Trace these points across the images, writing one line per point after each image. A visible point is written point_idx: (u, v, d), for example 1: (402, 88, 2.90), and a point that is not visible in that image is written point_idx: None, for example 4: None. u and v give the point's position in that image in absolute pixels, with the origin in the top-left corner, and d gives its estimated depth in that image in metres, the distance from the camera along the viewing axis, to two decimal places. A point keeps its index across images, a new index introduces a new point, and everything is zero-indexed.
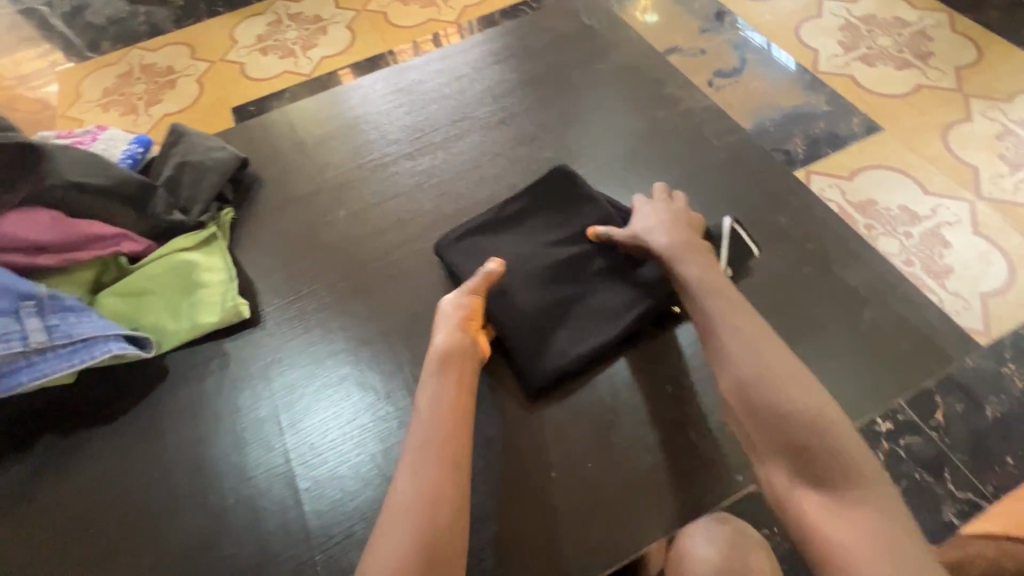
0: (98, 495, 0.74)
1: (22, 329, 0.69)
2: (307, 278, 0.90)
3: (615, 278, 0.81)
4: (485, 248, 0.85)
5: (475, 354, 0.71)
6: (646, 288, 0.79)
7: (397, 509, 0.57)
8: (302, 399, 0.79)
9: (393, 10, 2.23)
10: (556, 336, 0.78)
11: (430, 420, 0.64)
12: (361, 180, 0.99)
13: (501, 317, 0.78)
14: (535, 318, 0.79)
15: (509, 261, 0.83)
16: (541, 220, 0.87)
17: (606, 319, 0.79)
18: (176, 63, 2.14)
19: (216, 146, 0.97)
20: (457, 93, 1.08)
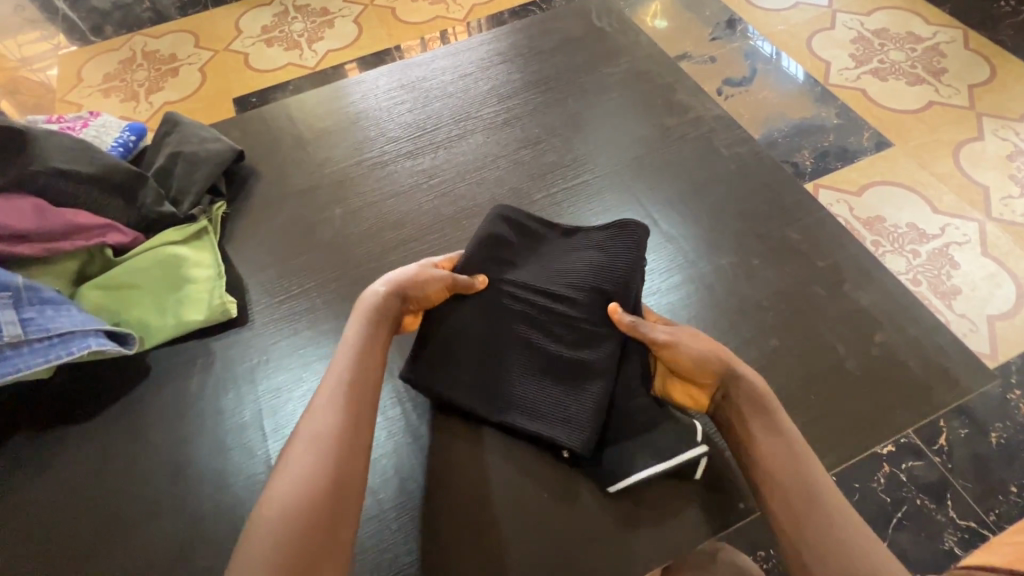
0: (70, 498, 0.71)
1: None
2: (298, 276, 0.87)
3: (580, 381, 0.70)
4: (500, 238, 0.77)
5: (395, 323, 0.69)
6: (586, 428, 0.67)
7: (310, 437, 0.57)
8: (289, 404, 0.76)
9: (401, 6, 2.20)
10: (464, 376, 0.72)
11: (357, 357, 0.63)
12: (358, 178, 0.96)
13: (460, 323, 0.73)
14: (499, 338, 0.73)
15: (506, 255, 0.77)
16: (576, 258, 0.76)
17: (533, 400, 0.71)
18: (179, 51, 2.11)
19: (211, 137, 0.94)
20: (462, 94, 1.05)
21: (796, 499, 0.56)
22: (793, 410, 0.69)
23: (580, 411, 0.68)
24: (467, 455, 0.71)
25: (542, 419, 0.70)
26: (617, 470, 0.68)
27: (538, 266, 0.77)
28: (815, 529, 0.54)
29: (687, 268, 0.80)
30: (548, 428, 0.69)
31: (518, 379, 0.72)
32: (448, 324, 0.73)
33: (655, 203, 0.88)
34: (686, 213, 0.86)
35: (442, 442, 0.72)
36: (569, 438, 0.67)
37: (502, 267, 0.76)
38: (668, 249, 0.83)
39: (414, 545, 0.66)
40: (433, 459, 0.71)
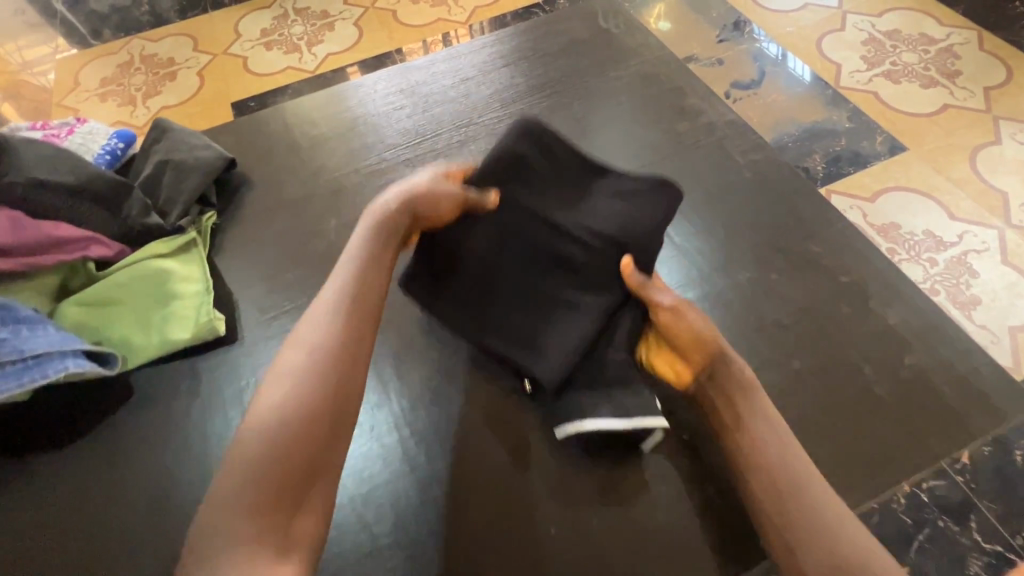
0: (44, 531, 0.66)
1: None
2: (291, 291, 0.83)
3: (572, 316, 0.68)
4: (529, 159, 0.71)
5: (403, 233, 0.66)
6: (559, 361, 0.66)
7: (306, 345, 0.56)
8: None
9: (402, 8, 2.17)
10: (458, 292, 0.70)
11: (360, 266, 0.61)
12: (355, 186, 0.92)
13: (465, 240, 0.70)
14: (502, 257, 0.70)
15: (530, 176, 0.71)
16: (602, 193, 0.72)
17: (520, 323, 0.69)
18: (177, 55, 2.08)
19: (201, 144, 0.90)
20: (464, 98, 1.01)
21: (780, 480, 0.55)
22: (818, 438, 0.64)
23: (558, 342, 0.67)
24: (469, 485, 0.67)
25: (519, 344, 0.69)
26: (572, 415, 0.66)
27: (560, 196, 0.72)
28: (791, 499, 0.53)
29: (701, 283, 0.76)
30: (521, 359, 0.68)
31: (511, 295, 0.70)
32: (456, 237, 0.70)
33: None
34: (700, 224, 0.82)
35: (441, 471, 0.68)
36: (542, 370, 0.67)
37: (523, 186, 0.71)
38: (681, 262, 0.78)
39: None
40: (432, 489, 0.67)
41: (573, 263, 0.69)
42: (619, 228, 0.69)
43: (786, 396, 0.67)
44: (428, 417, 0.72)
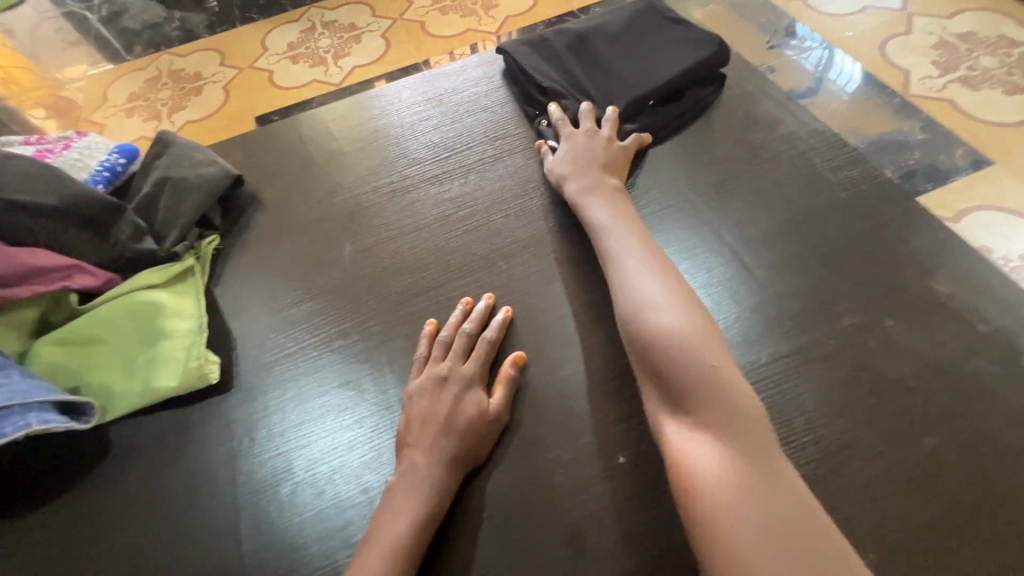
0: None
1: None
2: (297, 329, 0.71)
3: (632, 78, 0.81)
4: (645, 24, 0.87)
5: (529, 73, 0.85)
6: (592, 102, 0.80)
7: (411, 477, 0.54)
8: (272, 508, 0.58)
9: (431, 20, 2.11)
10: (563, 39, 0.87)
11: (408, 523, 0.51)
12: (375, 206, 0.81)
13: (569, 50, 0.86)
14: (591, 62, 0.85)
15: (636, 33, 0.86)
16: (688, 53, 0.83)
17: (596, 69, 0.84)
18: (204, 69, 2.04)
19: (205, 159, 0.80)
20: (497, 106, 0.90)
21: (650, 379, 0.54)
22: (969, 548, 0.49)
23: (601, 91, 0.82)
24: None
25: (558, 88, 0.83)
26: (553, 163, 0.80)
27: (663, 39, 0.85)
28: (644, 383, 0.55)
29: (795, 330, 0.61)
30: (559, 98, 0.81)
31: (581, 83, 0.83)
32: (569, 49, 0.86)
33: (745, 242, 0.69)
34: (788, 254, 0.67)
35: (470, 571, 0.53)
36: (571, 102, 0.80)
37: (629, 34, 0.86)
38: (767, 303, 0.63)
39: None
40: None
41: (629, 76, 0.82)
42: (697, 54, 0.82)
43: (919, 485, 0.52)
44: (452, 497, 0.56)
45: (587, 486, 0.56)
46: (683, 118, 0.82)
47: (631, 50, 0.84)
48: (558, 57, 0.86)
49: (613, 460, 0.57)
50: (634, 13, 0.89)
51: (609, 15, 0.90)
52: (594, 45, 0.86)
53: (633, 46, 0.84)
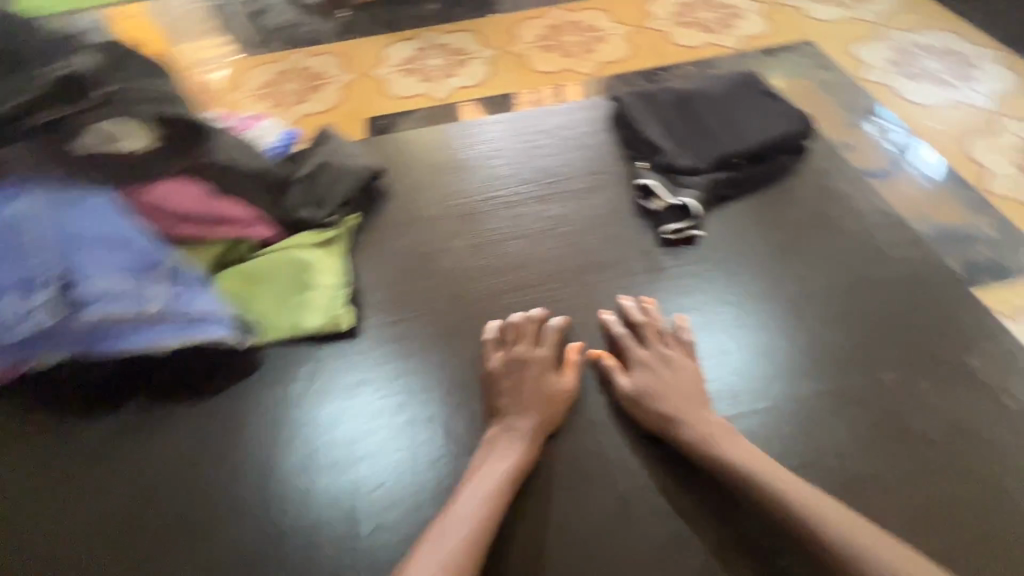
0: (160, 488, 0.70)
1: (145, 293, 0.72)
2: (411, 300, 0.86)
3: (725, 138, 0.95)
4: (743, 94, 1.01)
5: (633, 122, 1.02)
6: (687, 152, 0.94)
7: (502, 429, 0.68)
8: (372, 464, 0.71)
9: (534, 57, 2.32)
10: (668, 99, 1.03)
11: (496, 463, 0.64)
12: (486, 212, 0.96)
13: (671, 108, 1.02)
14: (690, 119, 0.99)
15: (734, 101, 1.00)
16: (777, 124, 0.95)
17: (694, 126, 0.98)
18: (328, 70, 2.32)
19: (357, 155, 1.00)
20: (598, 147, 1.04)
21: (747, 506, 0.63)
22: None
23: (696, 143, 0.95)
24: (567, 539, 0.63)
25: (659, 136, 0.97)
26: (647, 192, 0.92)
27: (758, 109, 0.98)
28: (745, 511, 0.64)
29: (837, 376, 0.71)
30: (659, 142, 0.96)
31: (680, 135, 0.98)
32: (672, 107, 1.02)
33: (803, 295, 0.79)
34: (840, 311, 0.77)
35: (535, 514, 0.65)
36: (668, 149, 0.94)
37: (728, 101, 1.00)
38: (815, 349, 0.74)
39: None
40: (525, 535, 0.63)
41: (722, 135, 0.95)
42: (785, 127, 0.95)
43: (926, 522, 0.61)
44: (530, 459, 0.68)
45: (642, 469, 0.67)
46: (765, 177, 0.94)
47: (727, 115, 0.98)
48: (663, 111, 1.02)
49: (665, 453, 0.68)
50: (734, 84, 1.03)
51: (712, 82, 1.05)
52: (695, 106, 1.01)
53: (729, 112, 0.99)
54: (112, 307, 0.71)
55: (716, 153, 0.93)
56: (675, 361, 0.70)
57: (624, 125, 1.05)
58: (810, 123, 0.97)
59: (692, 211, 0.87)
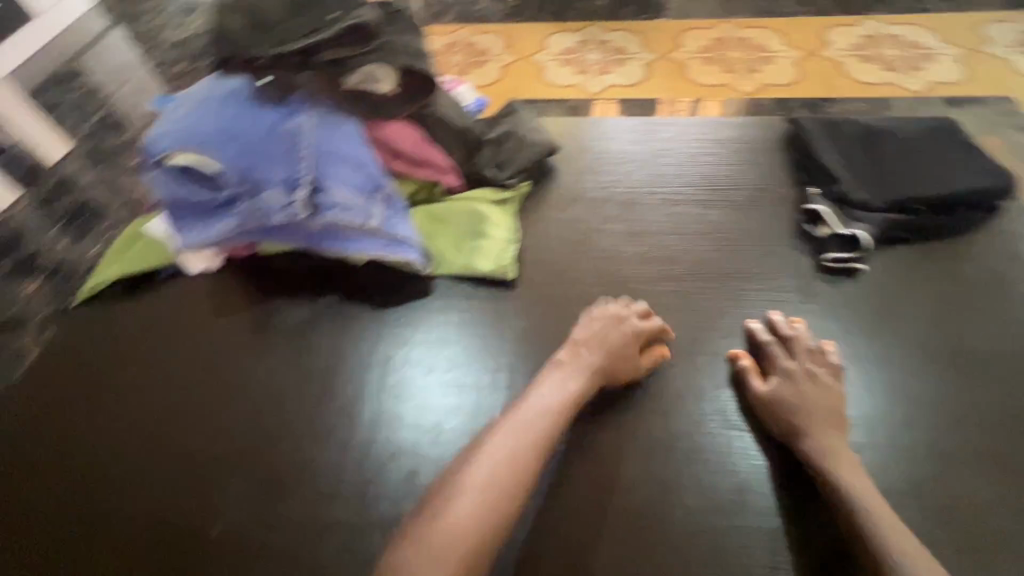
0: (344, 369, 0.85)
1: (367, 209, 0.85)
2: (566, 265, 0.94)
3: (910, 179, 0.93)
4: (936, 140, 0.98)
5: (810, 146, 1.02)
6: (866, 185, 0.93)
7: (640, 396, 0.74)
8: (514, 402, 0.80)
9: (693, 66, 2.32)
10: (852, 131, 1.02)
11: None
12: (648, 203, 1.02)
13: (855, 140, 1.01)
14: (873, 154, 0.98)
15: (925, 145, 0.98)
16: (970, 177, 0.93)
17: (876, 161, 0.97)
18: (492, 49, 2.47)
19: (539, 129, 1.09)
20: (767, 166, 1.06)
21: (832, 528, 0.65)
22: None
23: (877, 178, 0.94)
24: (684, 508, 0.69)
25: (837, 165, 0.97)
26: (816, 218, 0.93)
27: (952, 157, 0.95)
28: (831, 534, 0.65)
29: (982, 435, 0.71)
30: (837, 171, 0.96)
31: (860, 168, 0.97)
32: (856, 140, 1.01)
33: (950, 353, 0.80)
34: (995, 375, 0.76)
35: (655, 477, 0.71)
36: (847, 179, 0.94)
37: (918, 145, 0.98)
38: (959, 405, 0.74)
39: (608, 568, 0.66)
40: (645, 492, 0.70)
41: (908, 176, 0.94)
42: (979, 181, 0.92)
43: None
44: (659, 429, 0.75)
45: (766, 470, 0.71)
46: (942, 228, 0.92)
47: (915, 157, 0.96)
48: (846, 142, 1.01)
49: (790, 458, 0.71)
50: (927, 129, 1.01)
51: (903, 123, 1.03)
52: (881, 143, 1.00)
53: (918, 154, 0.97)
54: (344, 216, 0.83)
55: (898, 192, 0.92)
56: (822, 379, 0.72)
57: (799, 147, 1.06)
58: (1007, 181, 0.93)
59: (861, 243, 0.89)
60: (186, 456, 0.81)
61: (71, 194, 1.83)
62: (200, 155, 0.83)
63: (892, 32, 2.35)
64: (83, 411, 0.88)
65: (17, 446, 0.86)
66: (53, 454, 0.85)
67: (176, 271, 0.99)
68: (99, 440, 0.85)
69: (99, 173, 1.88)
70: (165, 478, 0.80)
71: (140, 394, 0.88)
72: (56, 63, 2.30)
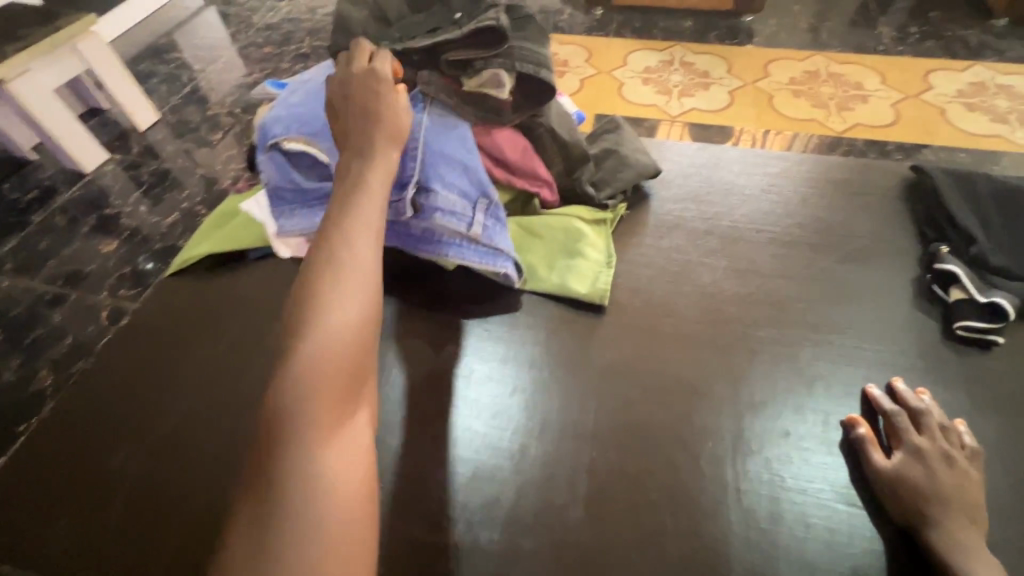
0: (423, 376, 0.81)
1: (470, 217, 0.82)
2: (662, 295, 0.89)
3: None
4: None
5: (943, 197, 0.94)
6: (1005, 251, 0.85)
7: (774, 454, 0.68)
8: (599, 436, 0.75)
9: (781, 97, 2.23)
10: (994, 185, 0.93)
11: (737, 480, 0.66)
12: (752, 241, 0.96)
13: (997, 196, 0.92)
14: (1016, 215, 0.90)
15: None
16: None
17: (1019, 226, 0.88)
18: (572, 60, 2.44)
19: (642, 150, 1.05)
20: (886, 214, 0.99)
21: None
22: None
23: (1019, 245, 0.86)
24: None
25: (974, 222, 0.89)
26: (951, 277, 0.84)
27: None
28: None
29: None
30: (974, 228, 0.87)
31: (999, 229, 0.88)
32: (998, 196, 0.92)
33: None
34: None
35: (755, 544, 0.65)
36: (985, 240, 0.85)
37: None
38: None
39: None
40: (747, 561, 0.64)
41: None
42: None
43: None
44: (763, 492, 0.69)
45: (894, 562, 0.62)
46: None
47: None
48: (983, 198, 0.92)
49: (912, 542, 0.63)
50: None
51: None
52: None
53: None
54: (446, 222, 0.82)
55: None
56: (960, 463, 0.64)
57: (925, 198, 0.98)
58: None
59: (1001, 312, 0.79)
60: None
61: (156, 162, 1.90)
62: (310, 144, 0.83)
63: (1004, 82, 2.19)
64: (141, 388, 0.89)
65: (100, 410, 0.87)
66: (133, 425, 0.85)
67: (268, 252, 1.00)
68: (178, 418, 0.85)
69: (184, 144, 1.95)
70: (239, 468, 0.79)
71: (196, 377, 0.89)
72: (156, 37, 2.41)
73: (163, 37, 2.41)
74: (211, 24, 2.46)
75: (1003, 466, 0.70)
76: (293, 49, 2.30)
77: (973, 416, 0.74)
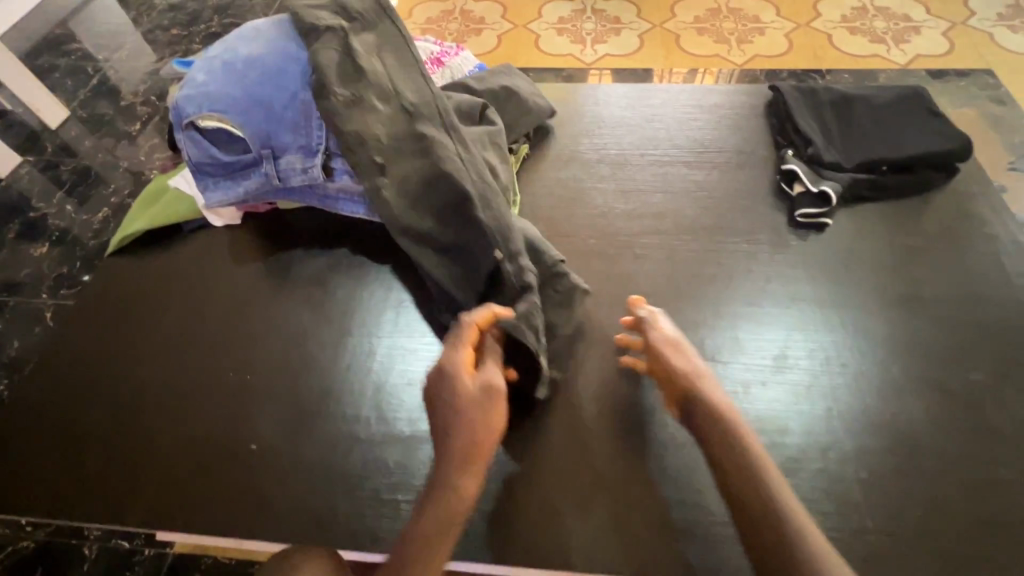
0: (366, 306, 0.96)
1: None
2: (560, 220, 1.03)
3: (880, 144, 1.01)
4: (908, 106, 1.07)
5: (792, 109, 1.10)
6: (836, 147, 1.02)
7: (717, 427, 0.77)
8: None
9: (686, 36, 2.36)
10: (832, 96, 1.10)
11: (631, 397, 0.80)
12: (637, 165, 1.10)
13: (834, 105, 1.09)
14: (847, 119, 1.06)
15: (895, 112, 1.06)
16: (932, 140, 1.01)
17: (849, 126, 1.05)
18: (489, 17, 2.49)
19: (539, 95, 1.16)
20: (749, 130, 1.15)
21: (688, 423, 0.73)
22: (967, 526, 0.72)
23: (849, 141, 1.03)
24: (668, 428, 0.80)
25: (813, 127, 1.05)
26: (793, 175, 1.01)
27: (919, 122, 1.04)
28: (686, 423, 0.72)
29: (906, 361, 0.85)
30: (810, 132, 1.04)
31: (834, 131, 1.05)
32: (835, 104, 1.09)
33: (897, 296, 0.91)
34: (927, 316, 0.89)
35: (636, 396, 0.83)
36: (819, 140, 1.02)
37: (889, 111, 1.06)
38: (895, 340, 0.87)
39: (599, 477, 0.77)
40: (632, 416, 0.81)
41: (877, 141, 1.02)
42: (944, 144, 1.00)
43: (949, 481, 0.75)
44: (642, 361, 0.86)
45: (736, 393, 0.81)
46: (903, 189, 1.01)
47: (886, 123, 1.04)
48: (823, 107, 1.09)
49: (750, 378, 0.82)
50: (904, 97, 1.08)
51: (878, 90, 1.10)
52: (856, 108, 1.07)
53: (889, 121, 1.05)
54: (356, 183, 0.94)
55: (866, 155, 1.00)
56: None
57: (779, 112, 1.14)
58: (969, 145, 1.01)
59: (827, 198, 0.97)
60: (220, 386, 0.91)
61: (74, 159, 1.87)
62: (224, 119, 0.89)
63: (882, 5, 2.39)
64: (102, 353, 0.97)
65: (63, 381, 0.95)
66: (96, 388, 0.93)
67: (202, 223, 1.07)
68: (141, 374, 0.94)
69: (101, 138, 1.91)
70: (204, 405, 0.89)
71: (154, 336, 0.97)
72: (51, 28, 2.29)
73: (58, 28, 2.29)
74: (109, 10, 2.36)
75: (826, 317, 0.89)
76: (202, 29, 2.25)
77: (806, 283, 0.93)
